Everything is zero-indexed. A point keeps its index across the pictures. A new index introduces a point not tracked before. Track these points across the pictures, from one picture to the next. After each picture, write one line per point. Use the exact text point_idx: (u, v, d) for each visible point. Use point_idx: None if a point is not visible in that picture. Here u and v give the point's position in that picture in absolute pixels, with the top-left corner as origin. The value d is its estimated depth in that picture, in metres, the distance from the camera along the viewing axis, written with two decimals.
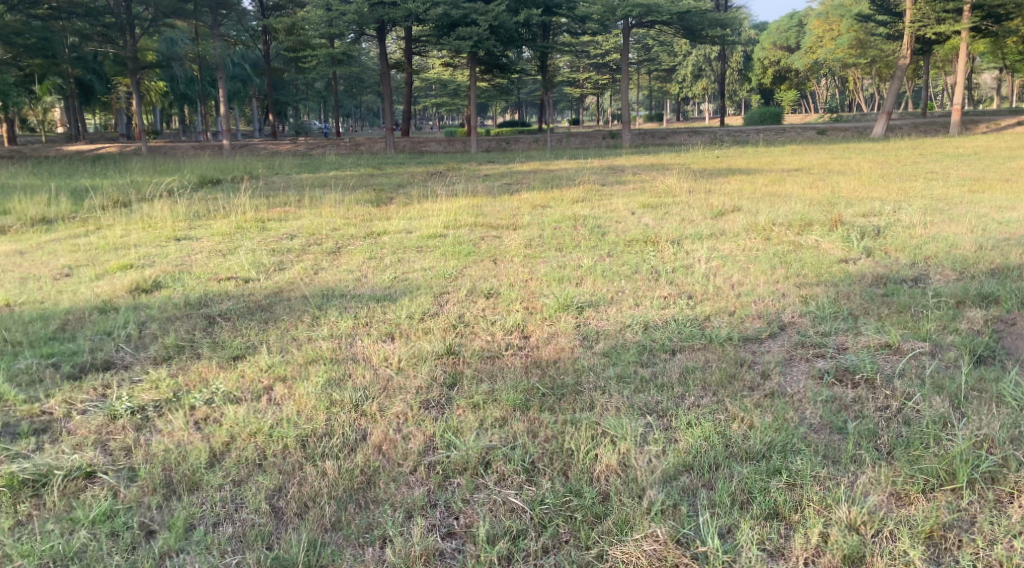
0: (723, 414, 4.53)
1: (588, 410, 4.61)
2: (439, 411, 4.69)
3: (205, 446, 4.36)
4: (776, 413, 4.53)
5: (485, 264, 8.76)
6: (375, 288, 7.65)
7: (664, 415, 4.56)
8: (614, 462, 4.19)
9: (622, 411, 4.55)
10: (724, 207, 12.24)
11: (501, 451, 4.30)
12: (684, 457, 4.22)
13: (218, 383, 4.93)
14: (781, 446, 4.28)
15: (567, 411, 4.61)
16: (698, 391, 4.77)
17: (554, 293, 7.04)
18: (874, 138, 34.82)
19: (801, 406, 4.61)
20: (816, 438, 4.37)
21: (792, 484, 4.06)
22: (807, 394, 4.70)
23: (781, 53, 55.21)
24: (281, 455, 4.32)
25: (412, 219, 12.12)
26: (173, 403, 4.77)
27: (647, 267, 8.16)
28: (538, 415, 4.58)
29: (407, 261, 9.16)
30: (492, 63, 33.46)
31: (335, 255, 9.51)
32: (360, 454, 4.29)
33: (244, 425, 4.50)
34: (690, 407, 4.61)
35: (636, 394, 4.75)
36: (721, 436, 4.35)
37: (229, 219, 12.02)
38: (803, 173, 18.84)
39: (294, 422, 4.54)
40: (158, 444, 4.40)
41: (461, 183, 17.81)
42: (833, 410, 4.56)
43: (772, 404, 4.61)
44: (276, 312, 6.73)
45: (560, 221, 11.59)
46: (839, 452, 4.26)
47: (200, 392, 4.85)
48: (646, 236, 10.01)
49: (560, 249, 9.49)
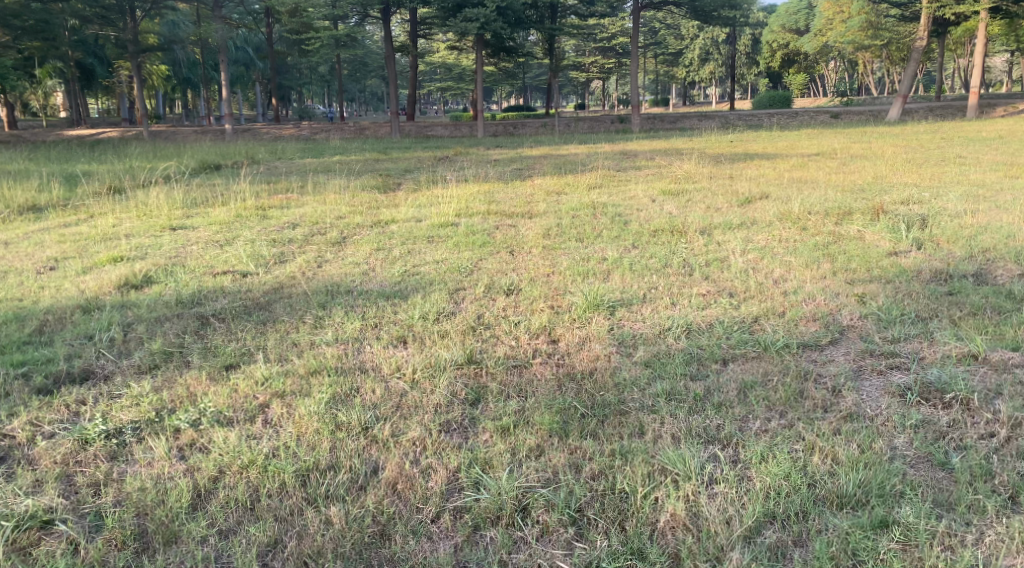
0: (799, 444, 3.94)
1: (639, 439, 4.01)
2: (464, 437, 4.09)
3: (187, 484, 3.77)
4: (860, 445, 3.94)
5: (502, 257, 8.13)
6: (384, 283, 7.03)
7: (731, 445, 3.97)
8: (680, 512, 3.60)
9: (679, 442, 3.95)
10: (750, 194, 11.58)
11: (541, 494, 3.70)
12: (760, 505, 3.63)
13: (207, 400, 4.32)
14: (877, 490, 3.68)
15: (614, 440, 4.01)
16: (765, 413, 4.17)
17: (581, 290, 6.41)
18: (890, 122, 34.04)
19: (890, 435, 4.01)
20: (917, 478, 3.76)
21: (906, 544, 3.47)
22: (892, 419, 4.11)
23: (790, 36, 54.20)
24: (277, 497, 3.72)
25: (421, 207, 11.50)
26: (154, 425, 4.18)
27: (679, 259, 7.52)
28: (580, 443, 4.00)
29: (418, 253, 8.52)
30: (499, 46, 32.66)
31: (340, 246, 8.88)
32: (371, 497, 3.69)
33: (235, 456, 3.90)
34: (758, 436, 4.01)
35: (691, 417, 4.15)
36: (803, 475, 3.77)
37: (228, 206, 11.41)
38: (824, 158, 18.14)
39: (293, 452, 3.95)
40: (130, 482, 3.79)
41: (470, 168, 17.21)
42: (930, 442, 3.96)
43: (853, 432, 4.02)
44: (275, 311, 6.12)
45: (578, 209, 10.93)
46: (949, 499, 3.66)
47: (185, 412, 4.25)
48: (673, 225, 9.36)
49: (581, 240, 8.85)
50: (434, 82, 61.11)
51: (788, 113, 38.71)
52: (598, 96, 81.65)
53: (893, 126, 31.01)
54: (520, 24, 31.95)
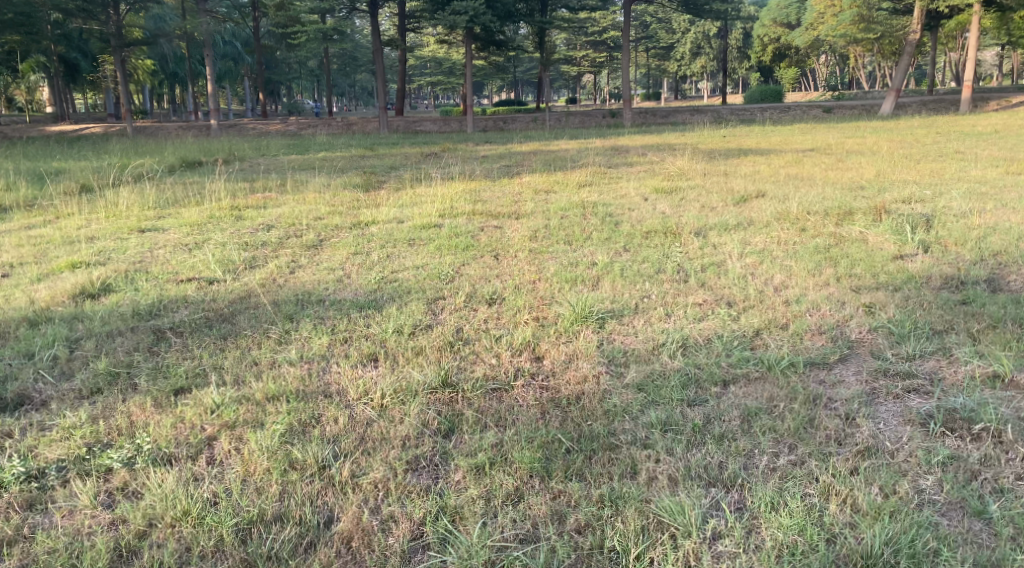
0: (813, 487, 3.60)
1: (630, 482, 3.66)
2: (434, 479, 3.74)
3: (109, 541, 3.47)
4: (883, 489, 3.59)
5: (486, 261, 7.71)
6: (359, 291, 6.60)
7: (734, 487, 3.63)
8: None
9: (678, 486, 3.61)
10: (746, 193, 11.17)
11: (518, 554, 3.36)
12: (770, 567, 3.29)
13: (144, 434, 3.99)
14: (908, 548, 3.33)
15: (603, 482, 3.66)
16: (772, 447, 3.83)
17: (568, 299, 5.99)
18: (884, 116, 33.66)
19: (914, 475, 3.66)
20: (949, 529, 3.42)
21: None
22: (916, 455, 3.75)
23: (781, 30, 53.40)
24: (210, 559, 3.41)
25: (404, 207, 11.06)
26: (85, 465, 3.85)
27: (671, 265, 7.12)
28: (565, 486, 3.66)
29: (398, 257, 8.07)
30: (489, 40, 32.16)
31: (316, 250, 8.43)
32: (319, 557, 3.38)
33: (169, 506, 3.58)
34: (764, 477, 3.66)
35: (690, 451, 3.81)
36: (820, 527, 3.43)
37: (202, 206, 10.95)
38: (819, 154, 17.72)
39: (236, 501, 3.62)
40: (43, 540, 3.49)
41: (457, 165, 16.76)
42: (960, 483, 3.62)
43: (873, 471, 3.68)
44: (238, 322, 5.71)
45: (567, 208, 10.50)
46: (990, 558, 3.31)
47: (120, 449, 3.91)
48: (666, 226, 8.95)
49: (569, 242, 8.42)
50: (423, 76, 60.52)
51: (781, 107, 38.32)
52: (589, 90, 81.15)
53: (887, 120, 30.67)
54: (510, 18, 31.43)
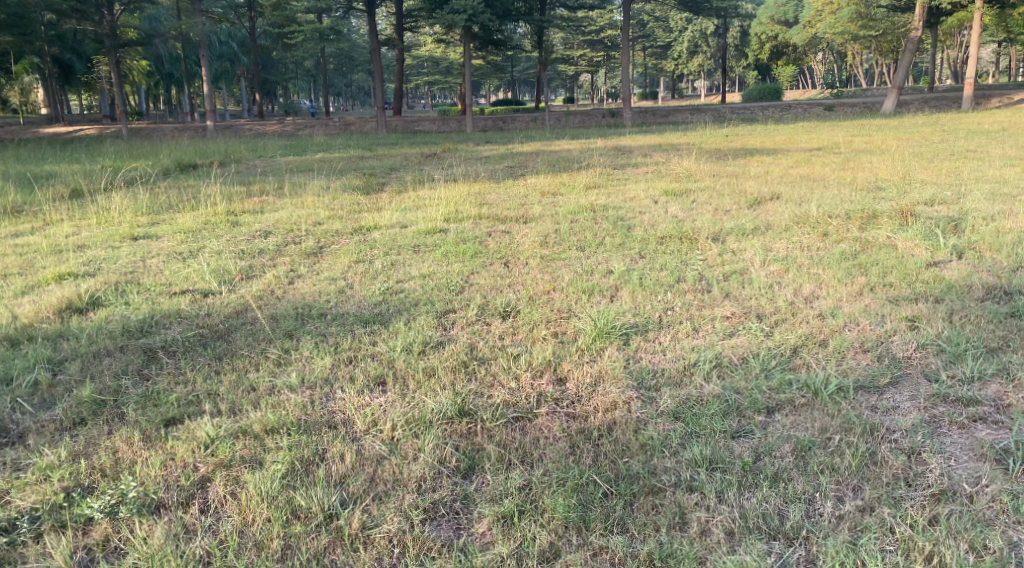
0: (890, 543, 3.38)
1: (680, 537, 3.43)
2: (460, 532, 3.50)
3: None
4: (972, 546, 3.36)
5: (495, 270, 7.33)
6: (364, 304, 6.23)
7: (800, 542, 3.41)
8: None
9: (736, 542, 3.40)
10: (760, 194, 10.80)
11: None
12: None
13: (128, 478, 3.69)
14: None
15: (650, 537, 3.43)
16: (834, 490, 3.60)
17: (587, 313, 5.61)
18: (886, 114, 33.32)
19: (996, 525, 3.44)
20: None
21: None
22: (1001, 501, 3.52)
23: (779, 28, 52.74)
24: None
25: (407, 211, 10.67)
26: (60, 515, 3.56)
27: (691, 273, 6.75)
28: (607, 539, 3.43)
29: (402, 265, 7.68)
30: (487, 39, 31.77)
31: (316, 258, 8.04)
32: None
33: None
34: (832, 528, 3.45)
35: (743, 496, 3.59)
36: None
37: (198, 211, 10.57)
38: (827, 153, 17.35)
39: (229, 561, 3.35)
40: None
41: (459, 166, 16.39)
42: None
43: (953, 520, 3.45)
44: (234, 340, 5.34)
45: (576, 212, 10.13)
46: None
47: (99, 496, 3.61)
48: (682, 230, 8.57)
49: (582, 249, 8.04)
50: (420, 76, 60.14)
51: (782, 105, 37.99)
52: (586, 89, 80.84)
53: (890, 118, 30.32)
54: (508, 16, 31.03)
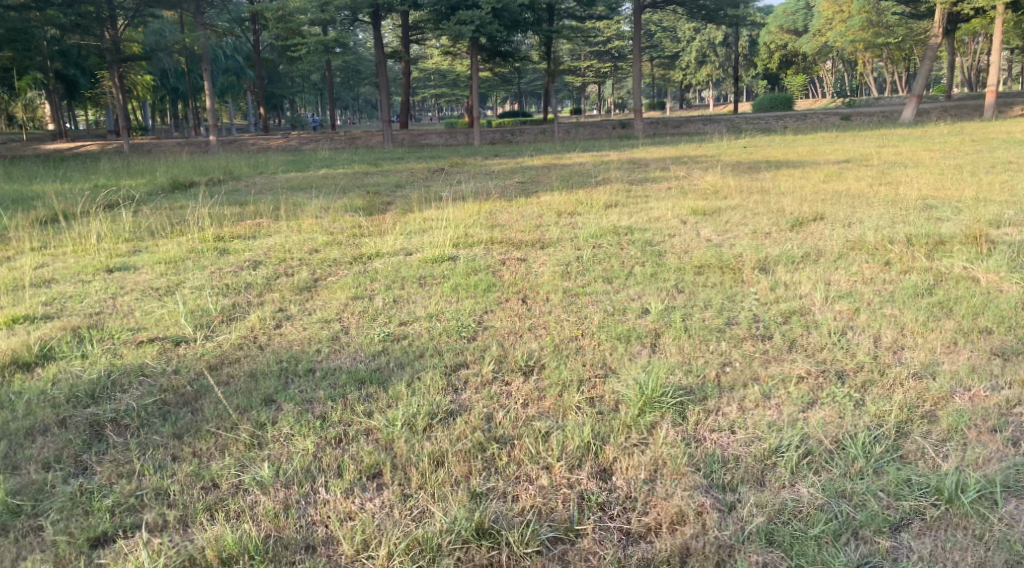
0: None
1: None
2: None
3: None
4: None
5: (513, 307, 6.40)
6: (360, 354, 5.30)
7: None
8: None
9: None
10: (799, 214, 9.83)
11: None
12: None
13: None
14: None
15: None
16: None
17: (629, 372, 4.61)
18: (906, 123, 32.32)
19: None
20: None
21: None
22: None
23: (789, 37, 51.95)
24: None
25: (414, 234, 9.74)
26: None
27: (737, 314, 5.83)
28: None
29: (407, 302, 6.75)
30: (495, 50, 30.85)
31: (309, 294, 7.12)
32: None
33: None
34: None
35: None
36: None
37: (186, 238, 9.71)
38: (858, 166, 16.40)
39: None
40: None
41: (468, 182, 15.53)
42: None
43: None
44: (204, 408, 4.42)
45: (598, 235, 9.17)
46: None
47: None
48: (722, 258, 7.61)
49: (611, 281, 7.09)
50: (426, 88, 59.34)
51: (796, 115, 36.99)
52: (593, 99, 79.99)
53: (911, 127, 29.27)
54: (517, 26, 30.09)
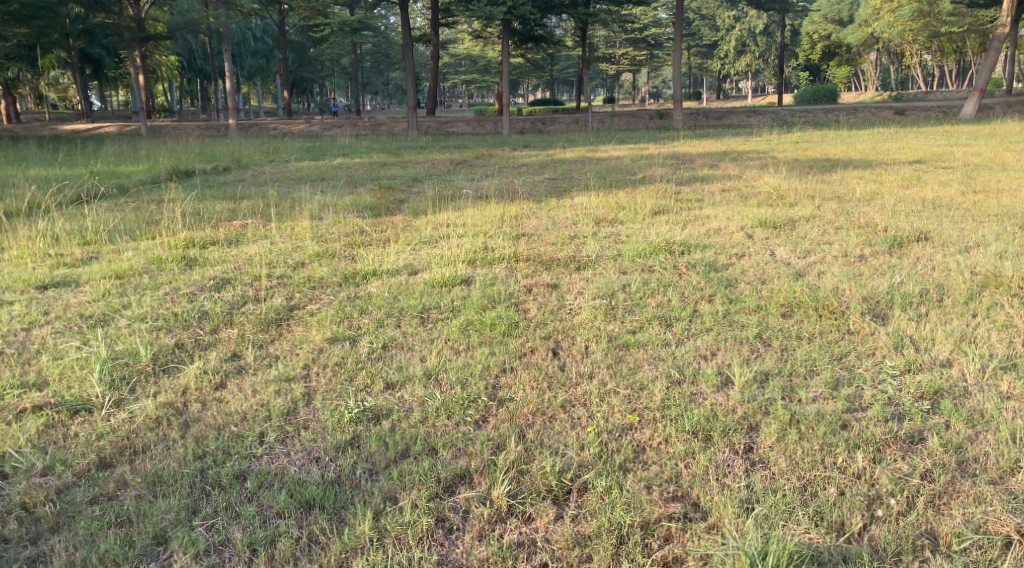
0: None
1: None
2: None
3: None
4: None
5: (539, 364, 4.74)
6: (318, 446, 3.81)
7: None
8: None
9: None
10: (893, 231, 8.07)
11: None
12: None
13: None
14: None
15: None
16: None
17: (729, 530, 3.34)
18: (966, 119, 30.16)
19: None
20: None
21: None
22: None
23: (834, 27, 49.44)
24: None
25: (426, 244, 8.12)
26: None
27: (854, 387, 4.23)
28: None
29: (401, 349, 5.10)
30: (528, 35, 29.05)
31: (278, 331, 5.49)
32: None
33: None
34: None
35: None
36: None
37: (157, 241, 8.17)
38: (934, 168, 14.55)
39: None
40: None
41: (495, 177, 13.91)
42: None
43: None
44: (52, 558, 3.31)
45: (649, 253, 7.49)
46: None
47: None
48: (815, 294, 5.87)
49: (671, 326, 5.41)
50: (457, 73, 57.58)
51: (845, 109, 34.79)
52: (625, 88, 77.71)
53: (975, 124, 27.06)
54: (551, 10, 28.23)
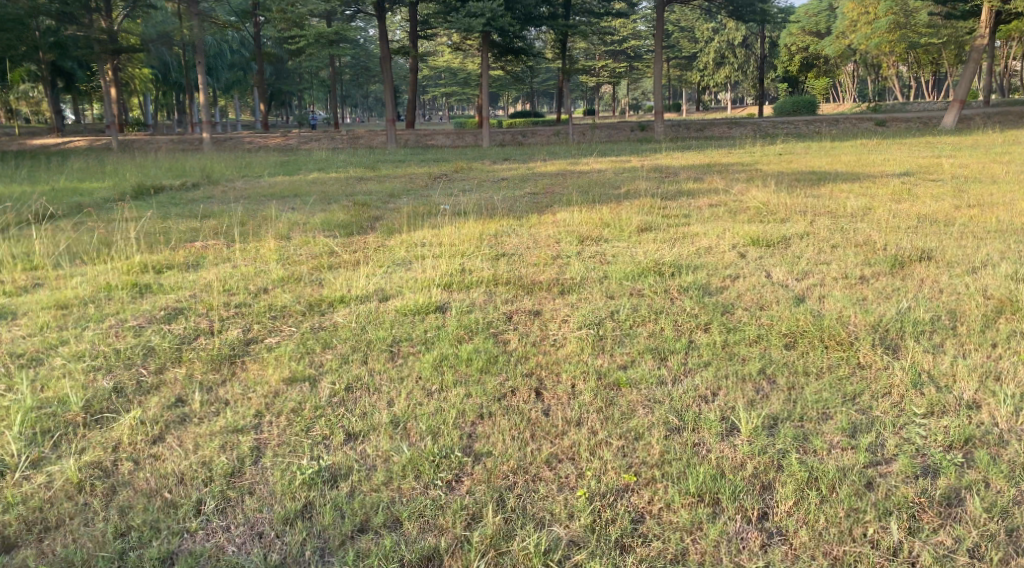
0: None
1: None
2: None
3: None
4: None
5: (519, 407, 4.22)
6: (265, 516, 3.52)
7: None
8: None
9: None
10: (893, 249, 7.65)
11: None
12: None
13: None
14: None
15: None
16: None
17: None
18: (948, 130, 30.08)
19: None
20: None
21: None
22: None
23: (811, 39, 49.50)
24: None
25: (401, 267, 7.59)
26: None
27: (874, 433, 3.85)
28: None
29: (368, 392, 4.57)
30: (507, 47, 28.67)
31: (230, 370, 4.95)
32: None
33: None
34: None
35: None
36: None
37: (109, 265, 7.57)
38: (923, 181, 14.24)
39: None
40: None
41: (474, 192, 13.42)
42: None
43: None
44: None
45: (637, 276, 7.00)
46: None
47: None
48: (820, 322, 5.38)
49: (666, 360, 4.93)
50: (436, 86, 57.09)
51: (827, 120, 34.65)
52: (605, 101, 77.61)
53: (957, 135, 26.92)
54: (530, 22, 27.82)
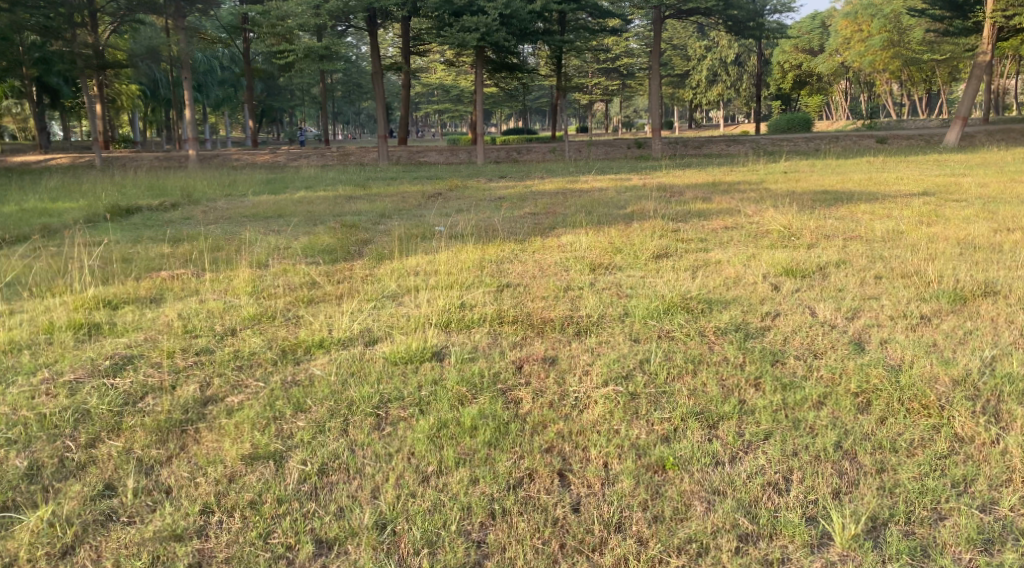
0: None
1: None
2: None
3: None
4: None
5: (542, 500, 3.61)
6: None
7: None
8: None
9: None
10: (949, 281, 6.76)
11: None
12: None
13: None
14: None
15: None
16: None
17: None
18: (951, 147, 29.38)
19: None
20: None
21: None
22: None
23: (805, 57, 48.91)
24: None
25: (393, 301, 6.70)
26: None
27: (1016, 548, 3.38)
28: None
29: (348, 481, 3.73)
30: (501, 63, 27.91)
31: (178, 446, 3.97)
32: None
33: None
34: None
35: None
36: None
37: (57, 300, 6.61)
38: (944, 201, 13.38)
39: None
40: None
41: (469, 212, 12.55)
42: None
43: None
44: None
45: (663, 313, 6.07)
46: None
47: None
48: (900, 376, 4.42)
49: (717, 430, 4.01)
50: (429, 104, 56.25)
51: (828, 137, 33.84)
52: (598, 117, 76.88)
53: (964, 153, 26.16)
54: (525, 37, 26.99)
